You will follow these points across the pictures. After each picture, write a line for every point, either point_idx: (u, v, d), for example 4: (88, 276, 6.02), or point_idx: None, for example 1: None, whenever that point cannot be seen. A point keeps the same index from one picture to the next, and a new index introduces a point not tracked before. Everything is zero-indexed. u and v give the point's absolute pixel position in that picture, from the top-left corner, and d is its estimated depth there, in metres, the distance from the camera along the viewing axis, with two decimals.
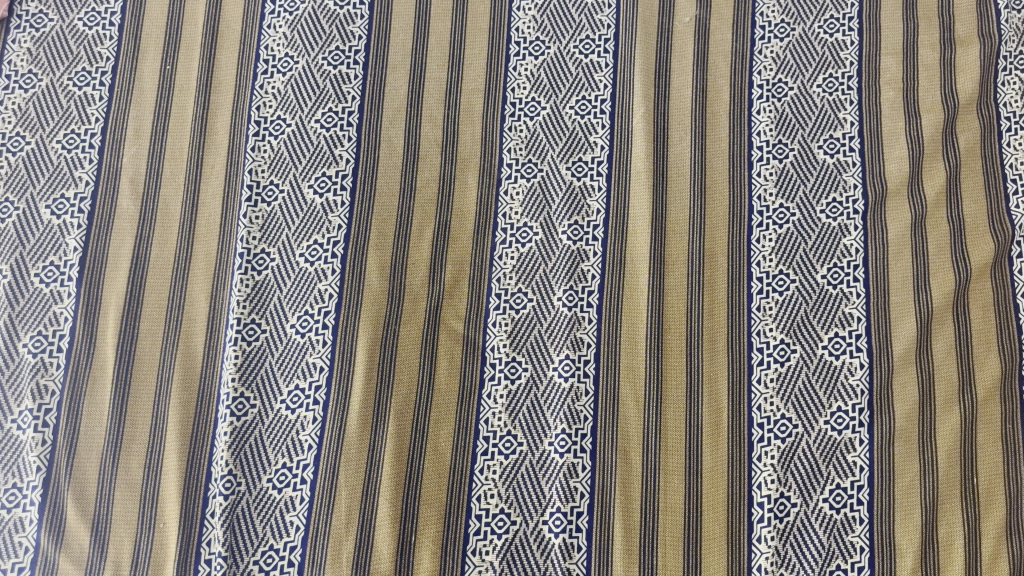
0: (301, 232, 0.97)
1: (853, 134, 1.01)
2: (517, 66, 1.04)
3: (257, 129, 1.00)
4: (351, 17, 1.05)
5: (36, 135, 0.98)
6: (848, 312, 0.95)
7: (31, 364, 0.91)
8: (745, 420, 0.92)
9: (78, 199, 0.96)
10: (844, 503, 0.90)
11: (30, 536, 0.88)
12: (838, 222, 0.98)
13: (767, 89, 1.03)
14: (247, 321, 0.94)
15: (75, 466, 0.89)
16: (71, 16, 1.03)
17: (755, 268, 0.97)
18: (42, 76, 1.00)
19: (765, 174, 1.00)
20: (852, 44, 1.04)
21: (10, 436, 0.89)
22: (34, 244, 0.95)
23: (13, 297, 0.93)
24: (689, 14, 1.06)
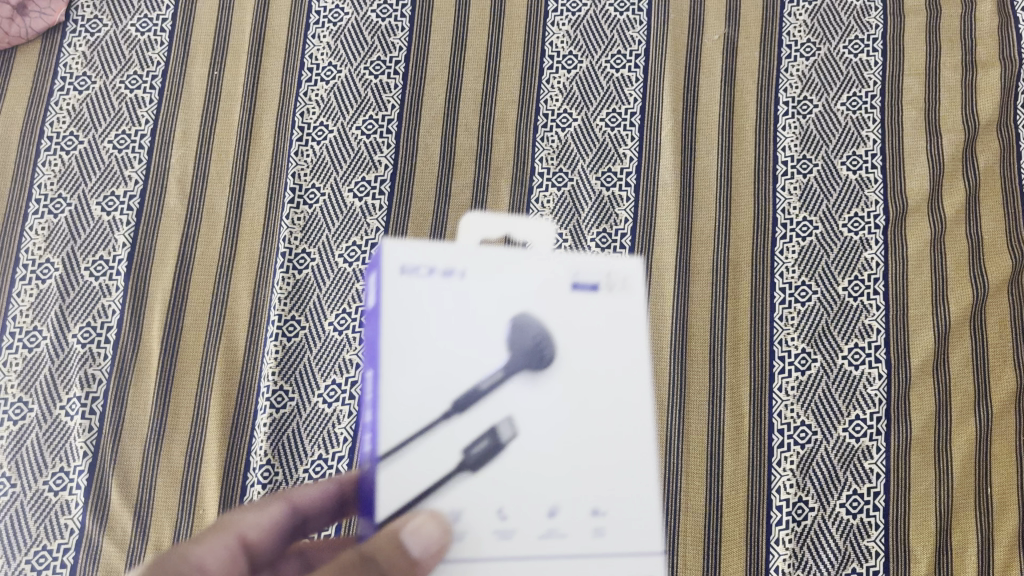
0: (341, 233, 1.00)
1: (876, 151, 1.04)
2: (551, 79, 1.08)
3: (300, 134, 1.05)
4: (392, 28, 1.09)
5: (89, 135, 1.04)
6: (868, 324, 0.97)
7: (80, 354, 0.95)
8: (766, 426, 0.95)
9: (128, 196, 1.02)
10: (860, 508, 0.92)
11: (75, 519, 0.91)
12: (859, 237, 1.01)
13: (793, 106, 1.06)
14: (287, 318, 0.97)
15: (120, 452, 0.93)
16: (125, 22, 1.08)
17: (778, 278, 1.00)
18: (97, 78, 1.06)
19: (789, 189, 1.03)
20: (876, 64, 1.07)
21: (58, 421, 0.93)
22: (85, 239, 1.00)
23: (64, 289, 0.98)
24: (718, 32, 1.10)
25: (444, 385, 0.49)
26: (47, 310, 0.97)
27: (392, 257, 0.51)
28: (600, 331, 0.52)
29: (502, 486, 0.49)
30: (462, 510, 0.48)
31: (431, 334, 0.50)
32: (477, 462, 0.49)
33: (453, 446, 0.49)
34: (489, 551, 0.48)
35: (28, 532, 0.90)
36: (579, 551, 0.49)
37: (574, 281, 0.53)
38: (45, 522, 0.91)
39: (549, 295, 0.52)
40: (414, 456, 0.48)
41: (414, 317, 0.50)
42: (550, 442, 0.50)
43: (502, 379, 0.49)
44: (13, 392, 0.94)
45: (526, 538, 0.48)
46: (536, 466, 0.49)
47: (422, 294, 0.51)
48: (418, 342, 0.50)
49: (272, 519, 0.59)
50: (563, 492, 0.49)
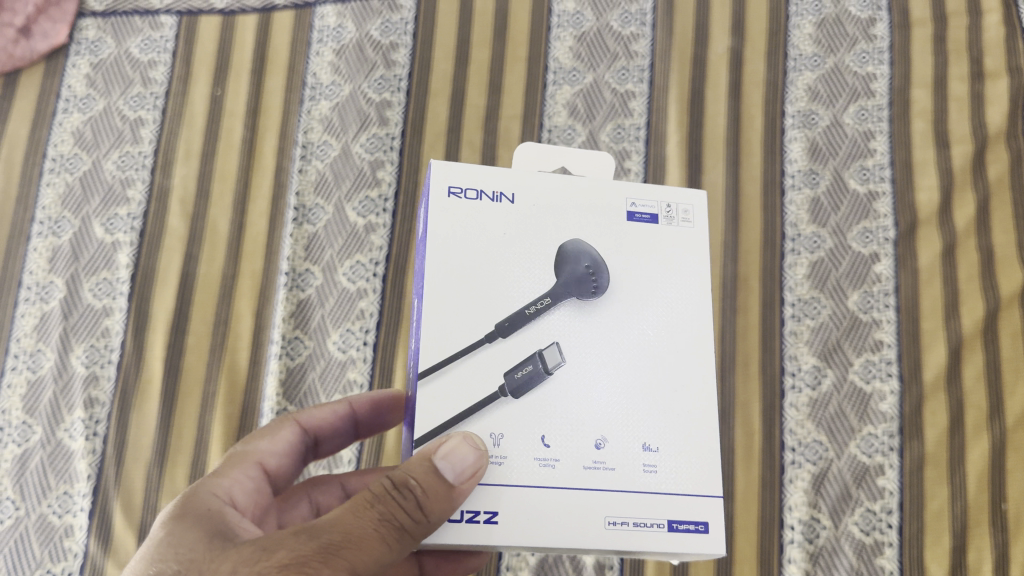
0: (344, 251, 1.00)
1: (885, 164, 1.02)
2: (555, 94, 1.07)
3: (303, 152, 1.04)
4: (395, 45, 1.09)
5: (92, 156, 1.05)
6: (880, 338, 0.95)
7: (82, 376, 0.95)
8: (777, 443, 0.93)
9: (131, 217, 1.02)
10: (873, 527, 0.89)
11: (78, 542, 0.90)
12: (869, 250, 0.99)
13: (799, 119, 1.05)
14: (291, 338, 0.96)
15: (122, 474, 0.91)
16: (127, 43, 1.11)
17: (787, 293, 0.98)
18: (99, 99, 1.08)
19: (798, 202, 1.01)
20: (883, 76, 1.05)
21: (61, 445, 0.93)
22: (87, 260, 1.00)
23: (67, 311, 0.98)
24: (723, 45, 1.09)
25: (492, 307, 0.51)
26: (49, 332, 0.98)
27: (444, 181, 0.54)
28: (654, 257, 0.55)
29: (552, 408, 0.50)
30: (506, 435, 0.49)
31: (482, 256, 0.52)
32: (524, 383, 0.50)
33: (497, 371, 0.50)
34: (530, 476, 0.49)
35: (33, 556, 0.90)
36: (628, 479, 0.50)
37: (631, 209, 0.56)
38: (49, 546, 0.90)
39: (603, 221, 0.55)
40: (462, 376, 0.50)
41: (465, 239, 0.52)
42: (602, 364, 0.52)
43: (550, 306, 0.52)
44: (17, 414, 0.95)
45: (574, 464, 0.50)
46: (588, 387, 0.51)
47: (472, 216, 0.53)
48: (470, 266, 0.52)
49: (288, 443, 0.62)
50: (614, 422, 0.51)
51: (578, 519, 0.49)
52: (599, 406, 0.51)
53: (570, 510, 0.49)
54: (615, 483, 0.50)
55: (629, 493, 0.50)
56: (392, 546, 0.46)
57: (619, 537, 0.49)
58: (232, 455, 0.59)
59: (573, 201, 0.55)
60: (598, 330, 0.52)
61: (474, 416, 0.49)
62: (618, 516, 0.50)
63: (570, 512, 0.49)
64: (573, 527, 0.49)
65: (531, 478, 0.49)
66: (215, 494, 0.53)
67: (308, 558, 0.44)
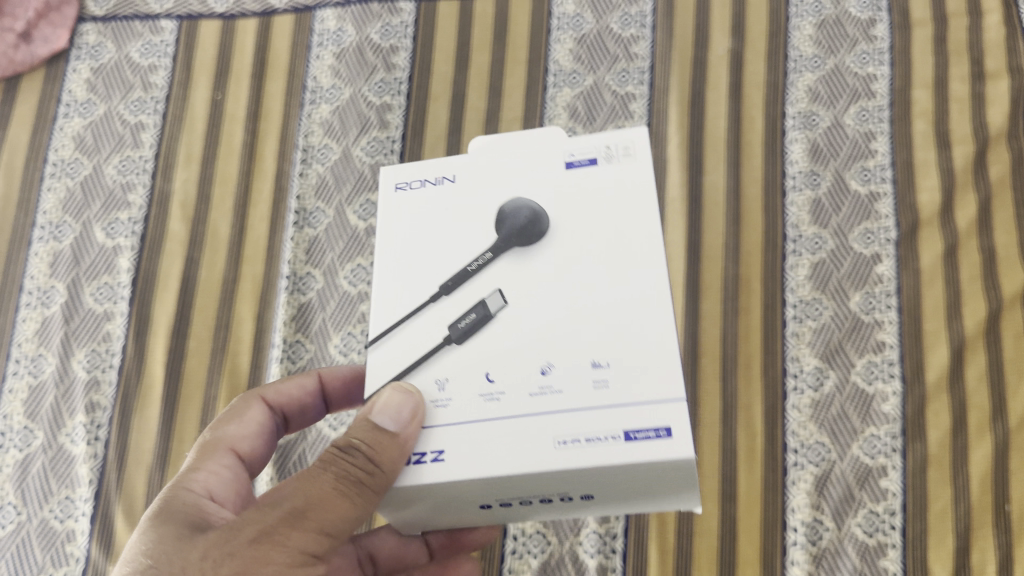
0: (344, 255, 0.99)
1: (886, 165, 1.02)
2: (555, 97, 1.07)
3: (303, 156, 1.05)
4: (395, 49, 1.09)
5: (93, 161, 1.06)
6: (882, 339, 0.95)
7: (84, 381, 0.95)
8: (780, 445, 0.93)
9: (131, 221, 1.03)
10: (877, 528, 0.89)
11: (79, 547, 0.89)
12: (870, 251, 0.98)
13: (800, 121, 1.05)
14: (292, 341, 0.96)
15: (123, 478, 0.91)
16: (127, 47, 1.11)
17: (790, 294, 0.98)
18: (99, 104, 1.09)
19: (799, 203, 1.01)
20: (883, 77, 1.05)
21: (63, 449, 0.93)
22: (89, 264, 1.01)
23: (68, 315, 0.99)
24: (723, 47, 1.09)
25: (432, 267, 0.52)
26: (51, 336, 0.98)
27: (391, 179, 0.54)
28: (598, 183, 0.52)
29: (491, 348, 0.49)
30: (451, 379, 0.49)
31: (427, 233, 0.52)
32: (466, 330, 0.49)
33: (440, 325, 0.50)
34: (473, 413, 0.47)
35: (34, 560, 0.90)
36: (581, 399, 0.46)
37: (569, 159, 0.53)
38: (51, 551, 0.90)
39: (540, 166, 0.53)
40: (407, 340, 0.50)
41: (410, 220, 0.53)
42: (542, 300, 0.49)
43: (492, 259, 0.51)
44: (19, 419, 0.95)
45: (518, 394, 0.47)
46: (532, 325, 0.49)
47: (415, 205, 0.53)
48: (416, 245, 0.52)
49: (258, 423, 0.64)
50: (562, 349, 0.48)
51: (526, 444, 0.46)
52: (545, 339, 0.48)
53: (516, 437, 0.46)
54: (564, 407, 0.46)
55: (581, 413, 0.46)
56: (354, 501, 0.49)
57: (574, 456, 0.45)
58: (202, 447, 0.61)
59: (510, 154, 0.54)
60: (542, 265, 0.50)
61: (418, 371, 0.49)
62: (571, 436, 0.46)
63: (514, 442, 0.46)
64: (522, 454, 0.46)
65: (473, 414, 0.47)
66: (189, 489, 0.55)
67: (273, 527, 0.49)
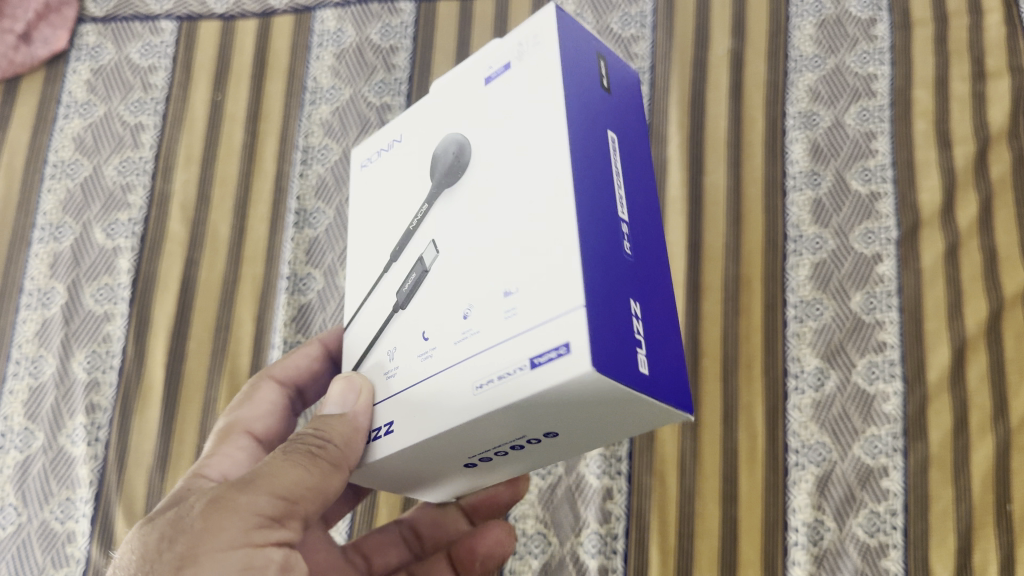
0: (344, 255, 0.98)
1: (887, 164, 1.01)
2: None
3: (303, 156, 1.04)
4: (394, 49, 1.08)
5: (93, 161, 1.06)
6: (883, 339, 0.95)
7: (83, 382, 0.95)
8: (780, 446, 0.93)
9: (131, 221, 1.03)
10: (878, 528, 0.88)
11: (80, 548, 0.89)
12: (871, 251, 0.98)
13: (801, 120, 1.05)
14: (292, 342, 0.95)
15: (123, 479, 0.91)
16: (127, 48, 1.11)
17: (790, 294, 0.98)
18: (99, 105, 1.08)
19: (800, 204, 1.01)
20: (884, 77, 1.05)
21: (63, 451, 0.93)
22: (89, 265, 1.01)
23: (68, 317, 0.98)
24: (724, 47, 1.09)
25: (381, 231, 0.60)
26: (51, 337, 0.98)
27: (361, 158, 0.64)
28: (512, 111, 0.51)
29: (432, 304, 0.52)
30: (398, 347, 0.54)
31: (382, 198, 0.61)
32: (409, 292, 0.54)
33: (392, 289, 0.56)
34: (415, 370, 0.52)
35: (34, 562, 0.90)
36: (497, 330, 0.46)
37: (489, 75, 0.54)
38: (51, 552, 0.90)
39: (469, 108, 0.55)
40: (370, 307, 0.58)
41: (372, 191, 0.62)
42: (470, 243, 0.51)
43: (429, 209, 0.55)
44: (19, 420, 0.95)
45: (445, 344, 0.50)
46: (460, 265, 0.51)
47: (375, 175, 0.62)
48: (374, 213, 0.61)
49: (273, 404, 0.67)
50: (479, 283, 0.49)
51: (456, 394, 0.48)
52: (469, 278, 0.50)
53: (446, 391, 0.48)
54: (483, 343, 0.47)
55: (494, 350, 0.46)
56: (314, 471, 0.52)
57: (489, 397, 0.46)
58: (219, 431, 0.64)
59: (445, 114, 0.57)
60: (475, 211, 0.51)
61: (385, 335, 0.56)
62: (488, 378, 0.46)
63: (446, 394, 0.48)
64: (451, 405, 0.48)
65: (415, 373, 0.51)
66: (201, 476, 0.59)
67: (226, 491, 0.52)
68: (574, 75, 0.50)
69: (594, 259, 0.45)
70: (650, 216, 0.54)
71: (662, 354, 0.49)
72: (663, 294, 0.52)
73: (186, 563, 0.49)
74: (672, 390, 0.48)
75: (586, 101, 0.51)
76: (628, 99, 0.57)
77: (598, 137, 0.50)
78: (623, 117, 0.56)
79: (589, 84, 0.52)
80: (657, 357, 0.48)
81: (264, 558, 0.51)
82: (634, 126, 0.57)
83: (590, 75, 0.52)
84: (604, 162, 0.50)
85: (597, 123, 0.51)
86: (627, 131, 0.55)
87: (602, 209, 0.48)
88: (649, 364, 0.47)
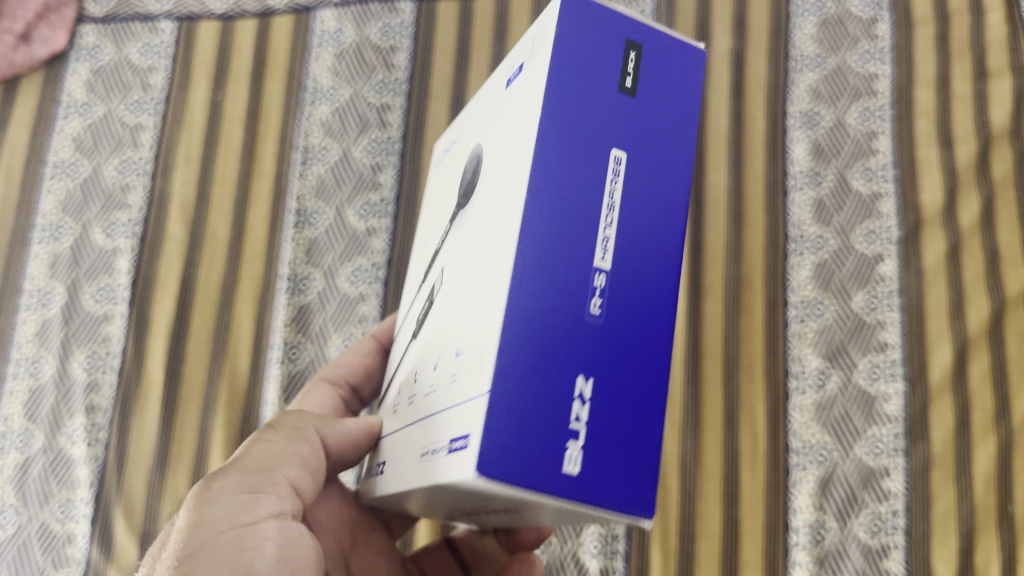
0: (344, 255, 0.99)
1: (888, 164, 1.01)
2: None
3: (303, 156, 1.04)
4: (393, 49, 1.08)
5: (92, 162, 1.05)
6: (884, 339, 0.94)
7: (83, 383, 0.95)
8: (782, 446, 0.92)
9: (131, 221, 1.03)
10: (880, 529, 0.88)
11: (79, 549, 0.89)
12: (872, 251, 0.98)
13: (802, 120, 1.04)
14: (292, 342, 0.96)
15: (123, 480, 0.91)
16: (126, 49, 1.11)
17: (792, 294, 0.98)
18: (99, 105, 1.08)
19: (801, 203, 1.01)
20: (884, 76, 1.05)
21: (62, 452, 0.93)
22: (88, 266, 1.01)
23: (67, 318, 0.98)
24: (724, 47, 1.08)
25: (428, 242, 0.65)
26: (50, 338, 0.98)
27: (440, 155, 0.69)
28: (513, 120, 0.47)
29: (428, 344, 0.52)
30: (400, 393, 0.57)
31: (434, 211, 0.65)
32: (418, 325, 0.57)
33: (415, 317, 0.60)
34: (398, 419, 0.54)
35: (34, 563, 0.90)
36: (450, 388, 0.43)
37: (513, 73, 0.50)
38: (51, 553, 0.90)
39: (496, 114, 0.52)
40: (404, 329, 0.64)
41: (436, 197, 0.67)
42: (462, 276, 0.48)
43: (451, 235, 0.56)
44: (18, 421, 0.95)
45: (421, 396, 0.50)
46: (453, 297, 0.48)
47: (440, 179, 0.67)
48: (429, 224, 0.66)
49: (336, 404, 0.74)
50: (459, 322, 0.46)
51: (414, 456, 0.47)
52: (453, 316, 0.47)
53: (408, 451, 0.49)
54: (441, 399, 0.44)
55: (447, 412, 0.43)
56: (281, 451, 0.55)
57: (427, 467, 0.44)
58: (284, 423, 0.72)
59: (487, 114, 0.54)
60: (474, 242, 0.48)
61: (397, 376, 0.60)
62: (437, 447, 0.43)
63: (407, 454, 0.49)
64: (410, 470, 0.47)
65: (403, 419, 0.53)
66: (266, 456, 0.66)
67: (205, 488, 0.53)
68: (565, 89, 0.42)
69: (517, 337, 0.39)
70: (680, 249, 0.43)
71: (633, 443, 0.40)
72: (669, 357, 0.42)
73: (183, 558, 0.50)
74: (629, 492, 0.39)
75: (579, 119, 0.42)
76: (689, 92, 0.45)
77: (589, 163, 0.42)
78: (662, 113, 0.44)
79: (596, 95, 0.43)
80: (616, 451, 0.40)
81: (258, 537, 0.51)
82: (694, 124, 0.45)
83: (604, 81, 0.43)
84: (592, 198, 0.41)
85: (594, 143, 0.42)
86: (669, 135, 0.44)
87: (560, 266, 0.40)
88: (585, 463, 0.39)
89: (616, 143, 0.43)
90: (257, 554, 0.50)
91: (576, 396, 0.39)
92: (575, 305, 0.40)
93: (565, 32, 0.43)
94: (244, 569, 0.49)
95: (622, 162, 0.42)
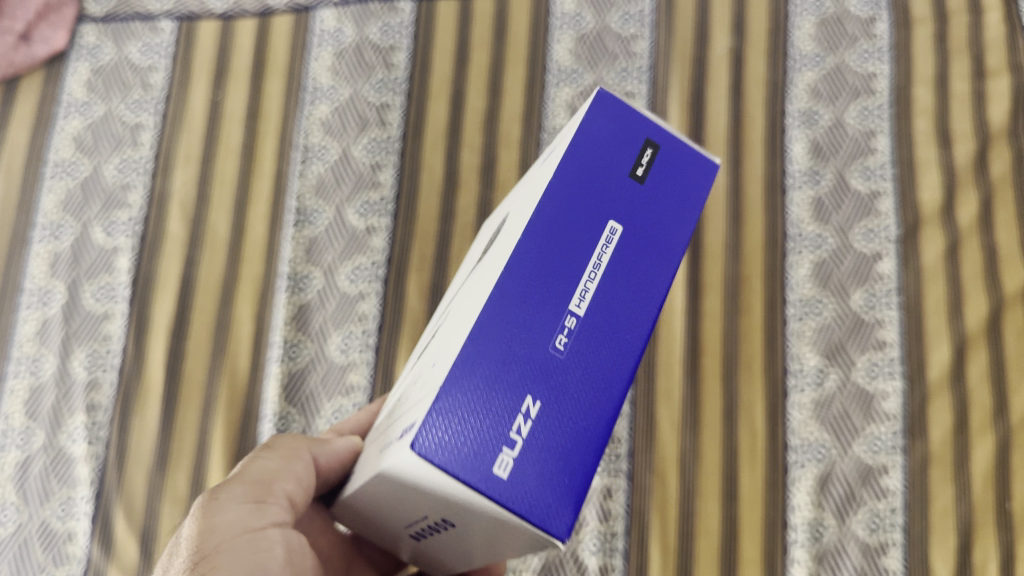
0: (344, 254, 1.00)
1: (887, 164, 1.01)
2: (556, 94, 1.06)
3: (303, 156, 1.04)
4: (393, 49, 1.09)
5: (93, 161, 1.06)
6: (883, 337, 0.94)
7: (83, 381, 0.95)
8: (781, 445, 0.92)
9: (130, 220, 1.03)
10: (878, 527, 0.88)
11: (80, 547, 0.90)
12: (871, 250, 0.98)
13: (801, 119, 1.04)
14: (292, 341, 0.96)
15: (123, 479, 0.91)
16: (126, 49, 1.11)
17: (791, 293, 0.97)
18: (99, 104, 1.08)
19: (800, 202, 1.01)
20: (883, 76, 1.05)
21: (62, 450, 0.93)
22: (89, 265, 1.01)
23: (67, 316, 0.99)
24: (724, 45, 1.08)
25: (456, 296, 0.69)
26: (50, 337, 0.98)
27: (492, 223, 0.75)
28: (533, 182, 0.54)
29: (421, 371, 0.56)
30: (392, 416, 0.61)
31: (470, 270, 0.71)
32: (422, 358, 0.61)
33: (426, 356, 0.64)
34: (383, 435, 0.57)
35: (34, 561, 0.90)
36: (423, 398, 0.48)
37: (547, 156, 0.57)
38: (51, 551, 0.90)
39: (525, 189, 0.58)
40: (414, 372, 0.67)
41: (474, 259, 0.72)
42: (459, 310, 0.54)
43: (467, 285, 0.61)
44: (18, 420, 0.95)
45: (401, 414, 0.54)
46: (448, 331, 0.54)
47: (483, 244, 0.73)
48: (462, 281, 0.72)
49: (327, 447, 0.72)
50: (446, 347, 0.51)
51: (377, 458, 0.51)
52: (443, 345, 0.52)
53: (375, 457, 0.52)
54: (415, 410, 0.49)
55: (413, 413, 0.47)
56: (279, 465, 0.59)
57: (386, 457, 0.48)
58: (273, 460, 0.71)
59: (522, 191, 0.61)
60: (475, 281, 0.53)
61: (393, 404, 0.64)
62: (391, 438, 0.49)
63: (375, 457, 0.52)
64: (372, 471, 0.51)
65: (382, 435, 0.56)
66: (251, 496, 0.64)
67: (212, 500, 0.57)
68: (584, 160, 0.49)
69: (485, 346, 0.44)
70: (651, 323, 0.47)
71: (559, 463, 0.43)
72: (616, 411, 0.45)
73: (199, 560, 0.53)
74: (549, 502, 0.42)
75: (585, 190, 0.49)
76: (696, 197, 0.51)
77: (585, 223, 0.48)
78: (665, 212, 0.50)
79: (608, 172, 0.49)
80: (548, 466, 0.42)
81: (268, 541, 0.54)
82: (691, 227, 0.51)
83: (620, 166, 0.50)
84: (580, 252, 0.47)
85: (594, 212, 0.48)
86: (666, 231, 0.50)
87: (537, 299, 0.45)
88: (514, 469, 0.42)
89: (615, 217, 0.49)
90: (268, 554, 0.53)
91: (523, 411, 0.43)
92: (544, 334, 0.45)
93: (598, 120, 0.51)
94: (259, 568, 0.52)
95: (616, 233, 0.48)
